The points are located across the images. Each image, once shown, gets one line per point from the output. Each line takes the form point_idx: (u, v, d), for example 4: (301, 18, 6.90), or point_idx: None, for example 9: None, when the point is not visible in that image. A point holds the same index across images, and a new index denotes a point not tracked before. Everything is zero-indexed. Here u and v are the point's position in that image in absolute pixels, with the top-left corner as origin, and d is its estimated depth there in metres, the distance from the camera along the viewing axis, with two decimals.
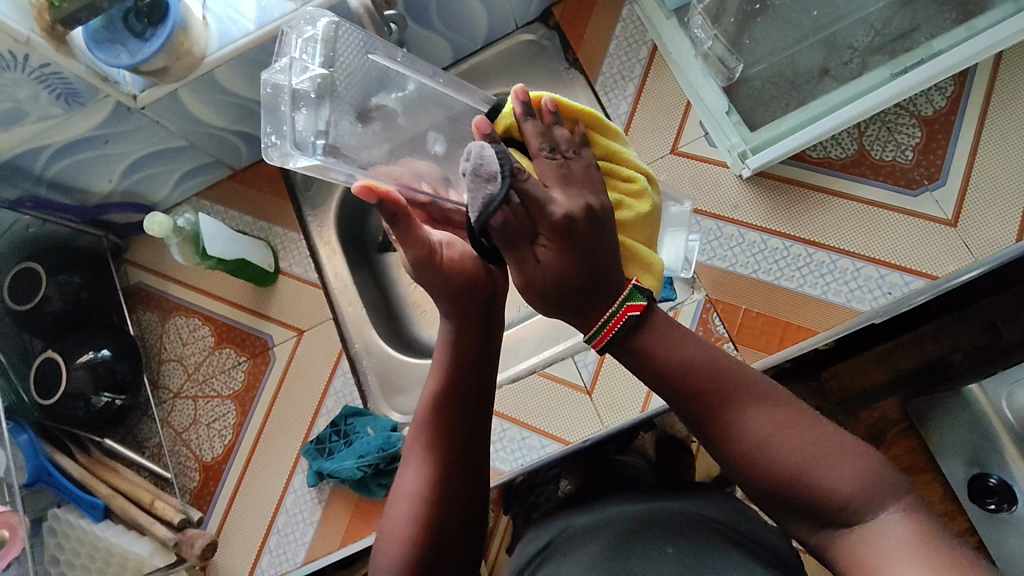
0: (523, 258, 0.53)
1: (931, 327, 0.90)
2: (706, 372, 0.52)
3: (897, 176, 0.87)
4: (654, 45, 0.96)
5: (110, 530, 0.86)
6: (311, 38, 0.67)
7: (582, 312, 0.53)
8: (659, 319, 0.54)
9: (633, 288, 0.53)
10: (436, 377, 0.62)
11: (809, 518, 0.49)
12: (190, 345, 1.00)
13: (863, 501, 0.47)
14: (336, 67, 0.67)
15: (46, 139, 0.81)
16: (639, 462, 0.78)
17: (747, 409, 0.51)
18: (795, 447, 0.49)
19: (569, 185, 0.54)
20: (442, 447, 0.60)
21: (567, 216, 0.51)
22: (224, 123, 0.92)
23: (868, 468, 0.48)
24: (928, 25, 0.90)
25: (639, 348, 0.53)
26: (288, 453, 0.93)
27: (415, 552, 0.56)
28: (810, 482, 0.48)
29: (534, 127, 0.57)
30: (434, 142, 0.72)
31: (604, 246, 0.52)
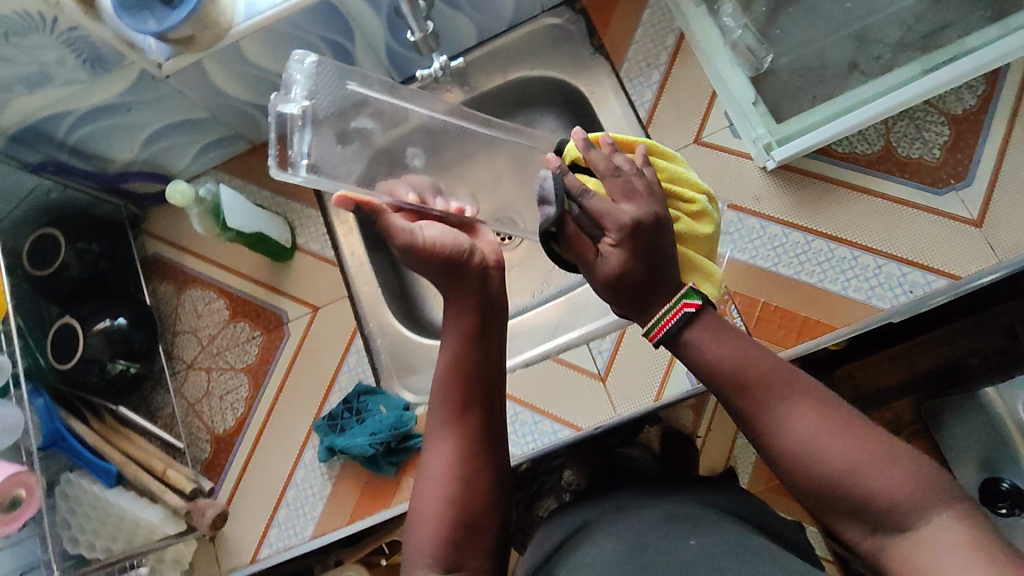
0: (586, 255, 0.61)
1: (949, 329, 0.84)
2: (756, 373, 0.55)
3: (923, 174, 0.86)
4: (681, 33, 0.95)
5: (122, 496, 0.86)
6: (292, 70, 0.66)
7: (643, 307, 0.59)
8: (714, 321, 0.58)
9: (690, 288, 0.58)
10: (452, 362, 0.65)
11: (857, 521, 0.50)
12: (205, 318, 1.00)
13: (913, 507, 0.48)
14: (320, 97, 0.67)
15: (72, 104, 0.81)
16: (644, 457, 0.79)
17: (795, 410, 0.53)
18: (844, 450, 0.50)
19: (638, 194, 0.60)
20: (465, 433, 0.62)
21: (635, 221, 0.58)
22: (247, 96, 0.92)
23: (919, 475, 0.49)
24: (961, 22, 0.89)
25: (695, 346, 0.56)
26: (299, 429, 0.93)
27: (449, 529, 0.58)
28: (858, 485, 0.49)
29: (598, 154, 0.62)
30: (412, 155, 0.77)
31: (663, 251, 0.59)
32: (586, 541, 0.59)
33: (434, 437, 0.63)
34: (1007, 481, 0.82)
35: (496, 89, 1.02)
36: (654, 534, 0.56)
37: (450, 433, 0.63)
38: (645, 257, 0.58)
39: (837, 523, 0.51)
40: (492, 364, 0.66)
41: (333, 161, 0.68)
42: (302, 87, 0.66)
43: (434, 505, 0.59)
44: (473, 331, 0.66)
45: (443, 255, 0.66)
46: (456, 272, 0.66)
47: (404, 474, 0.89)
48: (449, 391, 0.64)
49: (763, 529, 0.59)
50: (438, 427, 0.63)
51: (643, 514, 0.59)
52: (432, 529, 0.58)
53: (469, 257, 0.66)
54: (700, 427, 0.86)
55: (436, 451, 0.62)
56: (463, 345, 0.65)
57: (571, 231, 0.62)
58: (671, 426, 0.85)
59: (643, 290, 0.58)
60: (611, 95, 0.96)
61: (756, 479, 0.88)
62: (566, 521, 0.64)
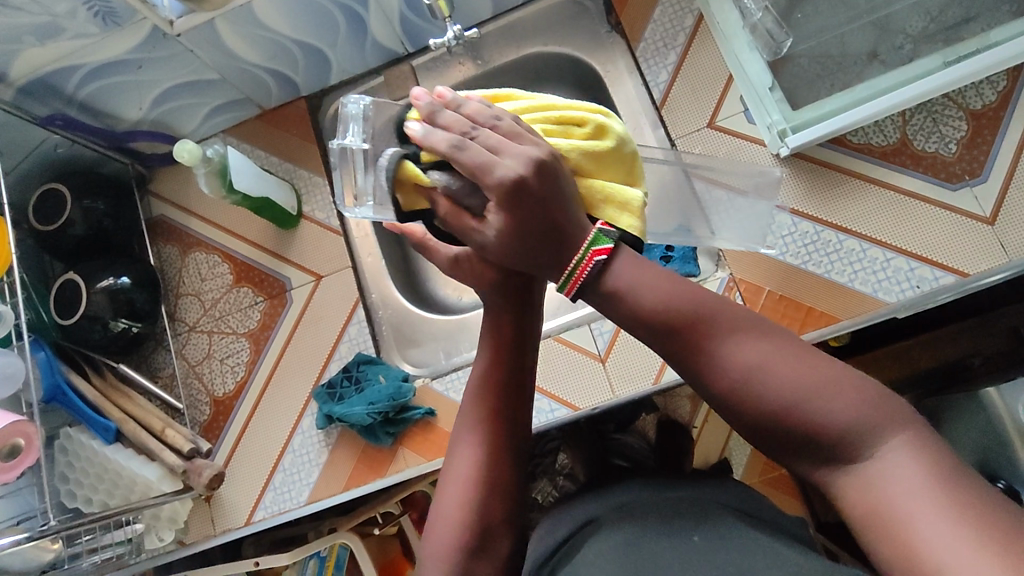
0: (469, 226, 0.58)
1: (954, 328, 0.89)
2: (685, 315, 0.51)
3: (938, 169, 0.84)
4: (700, 14, 0.93)
5: (120, 452, 0.87)
6: (349, 112, 0.68)
7: (553, 262, 0.55)
8: (632, 258, 0.54)
9: (598, 233, 0.54)
10: (484, 364, 0.65)
11: (811, 459, 0.49)
12: (209, 281, 1.00)
13: (862, 437, 0.47)
14: (376, 137, 0.68)
15: (82, 58, 0.80)
16: (639, 445, 0.92)
17: (728, 349, 0.50)
18: (781, 387, 0.48)
19: (507, 144, 0.54)
20: (485, 435, 0.62)
21: (518, 178, 0.52)
22: (258, 59, 0.91)
23: (860, 400, 0.47)
24: (986, 16, 0.87)
25: (618, 293, 0.53)
26: (298, 396, 0.94)
27: (469, 533, 0.58)
28: (799, 421, 0.48)
29: (448, 116, 0.56)
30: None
31: (552, 205, 0.54)
32: (589, 538, 0.59)
33: (456, 441, 0.63)
34: (1005, 483, 0.79)
35: (509, 64, 1.03)
36: (658, 529, 0.56)
37: (468, 435, 0.63)
38: (538, 211, 0.53)
39: (795, 465, 0.50)
40: (519, 371, 0.65)
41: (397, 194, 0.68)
42: (361, 126, 0.68)
43: (451, 511, 0.59)
44: (508, 336, 0.65)
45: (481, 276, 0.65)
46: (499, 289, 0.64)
47: (401, 445, 0.90)
48: (474, 398, 0.64)
49: (757, 517, 0.61)
50: (462, 430, 0.63)
51: (647, 508, 0.59)
52: (449, 534, 0.59)
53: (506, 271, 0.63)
54: (697, 418, 0.97)
55: (457, 456, 0.62)
56: (491, 353, 0.65)
57: (444, 205, 0.60)
58: (666, 415, 0.95)
59: (549, 242, 0.54)
60: (626, 75, 0.97)
61: (750, 472, 0.99)
62: (569, 516, 0.65)
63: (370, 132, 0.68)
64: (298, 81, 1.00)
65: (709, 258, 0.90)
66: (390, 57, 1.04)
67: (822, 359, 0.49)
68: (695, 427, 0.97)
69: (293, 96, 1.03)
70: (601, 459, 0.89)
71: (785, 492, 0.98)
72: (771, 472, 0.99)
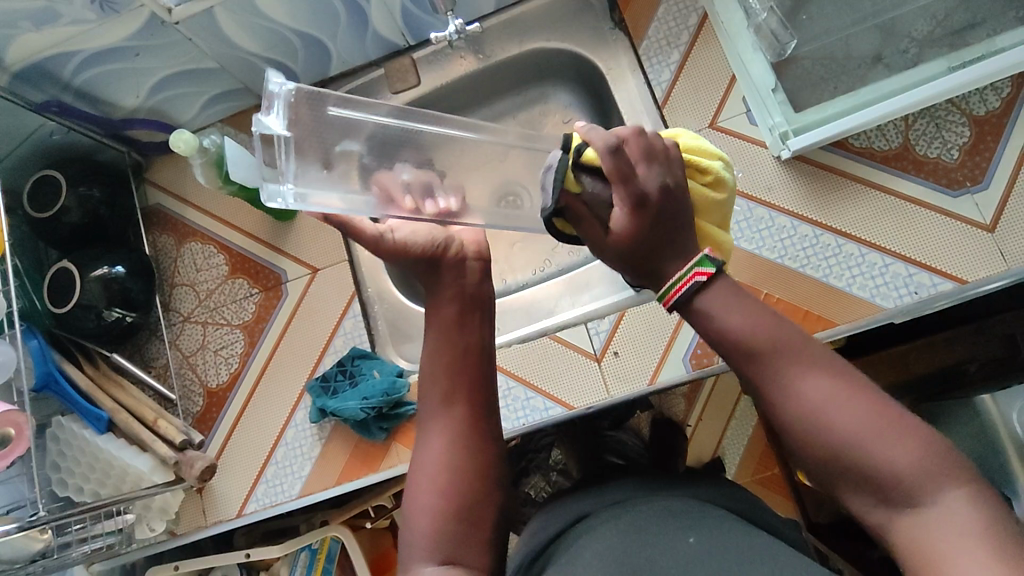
0: (599, 232, 0.58)
1: (949, 334, 0.90)
2: (766, 340, 0.53)
3: (939, 175, 0.84)
4: (705, 13, 0.93)
5: (112, 443, 0.86)
6: (270, 91, 0.61)
7: (652, 273, 0.56)
8: (729, 287, 0.55)
9: (703, 255, 0.55)
10: (436, 342, 0.67)
11: (859, 490, 0.50)
12: (204, 272, 0.99)
13: (924, 481, 0.47)
14: (299, 127, 0.62)
15: (78, 45, 0.79)
16: (632, 441, 0.91)
17: (803, 378, 0.51)
18: (850, 420, 0.49)
19: (655, 161, 0.56)
20: (455, 418, 0.63)
21: (648, 192, 0.55)
22: (257, 48, 0.90)
23: (925, 450, 0.48)
24: (993, 21, 0.86)
25: (707, 314, 0.54)
26: (292, 388, 0.94)
27: (448, 518, 0.58)
28: (860, 456, 0.49)
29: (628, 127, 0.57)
30: (406, 172, 0.68)
31: (673, 223, 0.56)
32: (580, 537, 0.58)
33: (429, 427, 0.63)
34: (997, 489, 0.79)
35: (510, 60, 1.02)
36: (650, 530, 0.55)
37: (439, 420, 0.63)
38: (656, 227, 0.55)
39: (840, 492, 0.51)
40: (472, 353, 0.67)
41: (320, 184, 0.64)
42: (283, 111, 0.61)
43: (429, 495, 0.59)
44: (455, 317, 0.68)
45: (415, 255, 0.69)
46: (432, 266, 0.69)
47: (394, 441, 0.90)
48: (434, 378, 0.65)
49: (748, 519, 0.62)
50: (430, 414, 0.64)
51: (641, 509, 0.59)
52: (430, 518, 0.58)
53: (444, 250, 0.69)
54: (691, 417, 0.98)
55: (433, 440, 0.62)
56: (445, 336, 0.67)
57: (588, 213, 0.59)
58: (662, 414, 0.96)
59: (656, 253, 0.56)
60: (629, 73, 0.96)
61: (743, 470, 1.01)
62: (563, 514, 0.65)
63: (292, 119, 0.62)
64: (297, 72, 0.99)
65: None
66: (390, 49, 1.03)
67: (894, 407, 0.50)
68: (689, 425, 0.98)
69: None
70: (594, 457, 0.88)
71: (778, 493, 1.00)
72: (764, 472, 1.01)
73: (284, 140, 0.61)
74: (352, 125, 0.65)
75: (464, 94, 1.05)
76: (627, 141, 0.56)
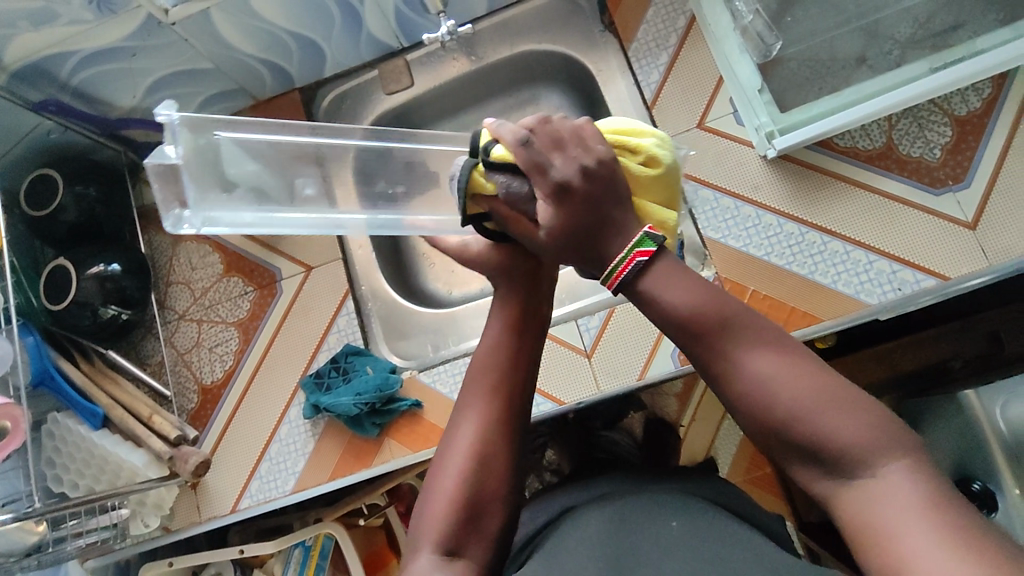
0: (525, 228, 0.62)
1: (935, 332, 0.92)
2: (712, 317, 0.52)
3: (922, 174, 0.85)
4: (692, 16, 0.94)
5: (107, 438, 0.87)
6: (162, 122, 0.57)
7: (595, 257, 0.56)
8: (671, 265, 0.54)
9: (644, 234, 0.54)
10: (497, 338, 0.66)
11: (807, 463, 0.50)
12: (200, 270, 1.00)
13: (867, 455, 0.47)
14: (194, 158, 0.60)
15: (76, 45, 0.80)
16: (625, 442, 0.91)
17: (751, 354, 0.51)
18: (795, 398, 0.49)
19: (565, 149, 0.57)
20: (492, 410, 0.62)
21: (565, 180, 0.56)
22: (254, 50, 0.92)
23: (867, 423, 0.48)
24: (973, 24, 0.88)
25: (652, 296, 0.54)
26: (287, 385, 0.94)
27: (461, 510, 0.58)
28: (807, 430, 0.49)
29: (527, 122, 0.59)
30: (309, 187, 0.70)
31: (599, 207, 0.56)
32: (565, 527, 0.59)
33: (459, 417, 0.63)
34: (980, 483, 0.80)
35: (502, 63, 1.04)
36: (636, 520, 0.56)
37: (470, 411, 0.62)
38: (586, 210, 0.56)
39: (790, 467, 0.51)
40: (524, 356, 0.66)
41: (230, 204, 0.63)
42: (181, 145, 0.59)
43: (450, 482, 0.59)
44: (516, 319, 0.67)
45: (490, 264, 0.70)
46: (504, 272, 0.69)
47: (387, 436, 0.90)
48: (483, 373, 0.64)
49: (731, 509, 0.63)
50: (467, 402, 0.63)
51: (625, 500, 0.60)
52: (446, 507, 0.58)
53: (523, 260, 0.69)
54: (684, 417, 0.97)
55: (461, 429, 0.62)
56: (503, 334, 0.66)
57: (508, 212, 0.62)
58: (654, 414, 0.95)
59: (594, 236, 0.56)
60: (618, 75, 0.98)
61: (736, 469, 1.01)
62: (550, 505, 0.66)
63: (191, 156, 0.60)
64: (292, 73, 1.01)
65: (695, 255, 0.90)
66: (384, 50, 1.04)
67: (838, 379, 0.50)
68: (683, 424, 0.98)
69: (286, 87, 1.04)
70: (585, 454, 0.89)
71: (768, 491, 1.00)
72: (756, 473, 1.01)
73: (184, 173, 0.59)
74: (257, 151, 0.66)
75: (458, 96, 1.07)
76: (536, 129, 0.58)
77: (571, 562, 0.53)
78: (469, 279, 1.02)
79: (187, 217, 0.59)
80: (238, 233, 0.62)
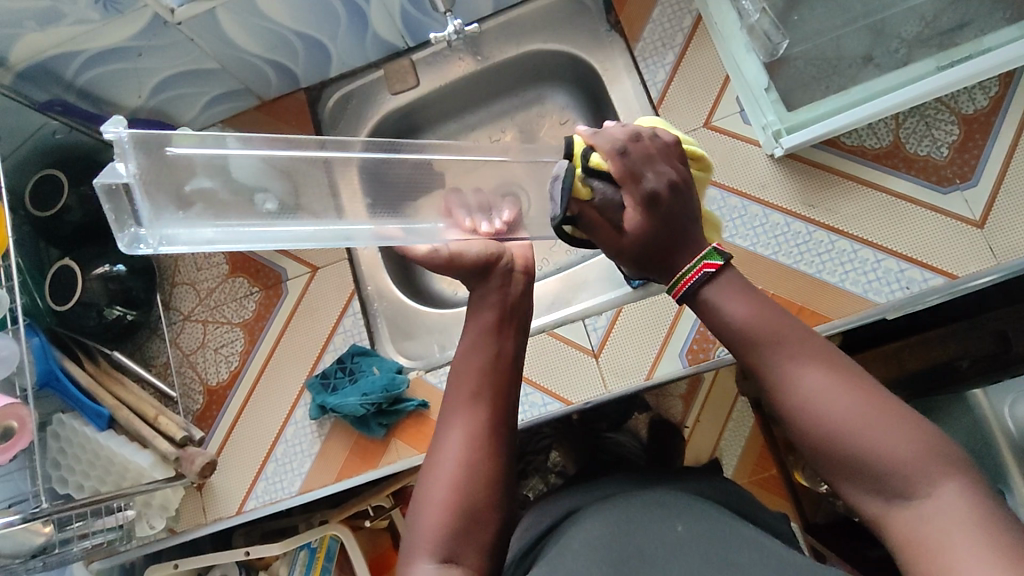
0: (611, 236, 0.58)
1: (942, 332, 0.90)
2: (767, 331, 0.54)
3: (930, 172, 0.85)
4: (699, 15, 0.94)
5: (113, 439, 0.86)
6: (109, 138, 0.48)
7: (662, 268, 0.57)
8: (736, 278, 0.56)
9: (711, 249, 0.56)
10: (474, 343, 0.66)
11: (859, 481, 0.49)
12: (205, 271, 1.00)
13: (918, 474, 0.47)
14: (153, 174, 0.51)
15: (83, 44, 0.80)
16: (630, 443, 0.88)
17: (806, 368, 0.52)
18: (848, 415, 0.49)
19: (654, 161, 0.57)
20: (479, 416, 0.62)
21: (656, 191, 0.56)
22: (259, 49, 0.92)
23: (922, 444, 0.48)
24: (980, 22, 0.88)
25: (714, 304, 0.55)
26: (293, 385, 0.94)
27: (454, 517, 0.57)
28: (858, 446, 0.49)
29: (620, 132, 0.59)
30: (271, 201, 0.58)
31: (682, 221, 0.56)
32: (570, 525, 0.59)
33: (446, 424, 0.62)
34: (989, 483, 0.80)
35: (508, 62, 1.04)
36: (643, 516, 0.56)
37: (458, 417, 0.62)
38: (670, 222, 0.56)
39: (841, 486, 0.51)
40: (504, 360, 0.65)
41: (196, 221, 0.53)
42: (135, 160, 0.49)
43: (442, 488, 0.58)
44: (493, 324, 0.67)
45: (467, 264, 0.68)
46: (481, 274, 0.68)
47: (393, 437, 0.90)
48: (464, 378, 0.64)
49: (738, 511, 0.63)
50: (452, 409, 0.63)
51: (631, 500, 0.60)
52: (437, 514, 0.57)
53: (496, 260, 0.68)
54: (689, 417, 0.95)
55: (449, 436, 0.61)
56: (482, 338, 0.66)
57: (596, 217, 0.59)
58: (659, 414, 0.93)
59: (674, 249, 0.56)
60: (624, 74, 0.98)
61: (741, 471, 1.00)
62: (556, 506, 0.65)
63: (149, 170, 0.50)
64: (297, 73, 1.01)
65: None
66: (389, 50, 1.04)
67: (896, 401, 0.50)
68: (688, 425, 0.95)
69: (291, 88, 1.04)
70: (592, 456, 0.86)
71: (775, 493, 0.99)
72: (761, 473, 1.00)
73: (139, 191, 0.49)
74: (228, 164, 0.55)
75: (462, 96, 1.07)
76: (628, 141, 0.58)
77: (575, 559, 0.53)
78: None
79: (144, 235, 0.51)
80: (199, 251, 0.53)
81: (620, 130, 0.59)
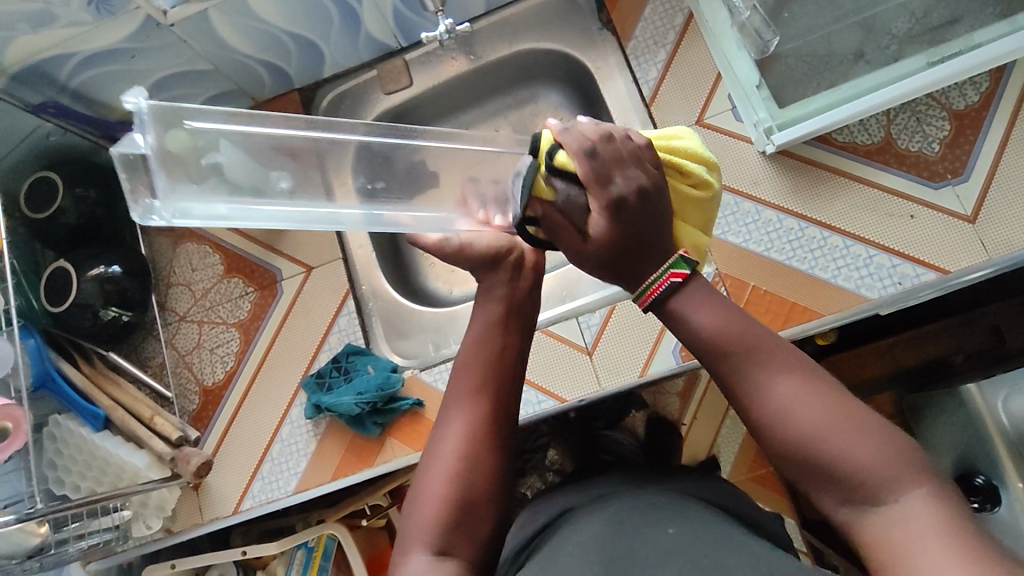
0: (572, 239, 0.60)
1: (934, 327, 0.91)
2: (735, 339, 0.54)
3: (921, 168, 0.86)
4: (690, 13, 0.95)
5: (109, 440, 0.87)
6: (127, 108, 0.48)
7: (629, 276, 0.58)
8: (703, 287, 0.57)
9: (678, 258, 0.57)
10: (473, 339, 0.67)
11: (827, 486, 0.50)
12: (200, 271, 1.01)
13: (883, 480, 0.48)
14: (171, 147, 0.50)
15: (76, 46, 0.80)
16: (626, 440, 0.89)
17: (774, 376, 0.52)
18: (815, 420, 0.50)
19: (624, 164, 0.58)
20: (479, 413, 0.62)
21: (621, 195, 0.57)
22: (252, 50, 0.92)
23: (886, 449, 0.48)
24: (970, 18, 0.89)
25: (681, 314, 0.56)
26: (288, 385, 0.94)
27: (449, 512, 0.57)
28: (826, 455, 0.49)
29: (591, 131, 0.59)
30: (280, 180, 0.57)
31: (648, 227, 0.57)
32: (567, 526, 0.59)
33: (446, 418, 0.63)
34: (983, 478, 0.80)
35: (501, 62, 1.04)
36: (635, 518, 0.57)
37: (458, 412, 0.62)
38: (635, 228, 0.57)
39: (811, 491, 0.51)
40: (509, 355, 0.66)
41: (212, 193, 0.53)
42: (152, 133, 0.49)
43: (437, 482, 0.58)
44: (497, 321, 0.68)
45: (476, 255, 0.70)
46: (491, 265, 0.70)
47: (388, 435, 0.91)
48: (465, 374, 0.65)
49: (730, 510, 0.63)
50: (450, 407, 0.63)
51: (622, 502, 0.60)
52: (434, 508, 0.57)
53: (507, 253, 0.70)
54: (686, 415, 0.96)
55: (446, 433, 0.61)
56: (488, 331, 0.67)
57: (558, 219, 0.61)
58: (656, 412, 0.94)
59: (640, 255, 0.57)
60: (616, 73, 0.98)
61: (738, 469, 1.00)
62: (549, 507, 0.65)
63: (166, 142, 0.50)
64: (291, 74, 1.01)
65: None
66: (383, 51, 1.04)
67: (860, 406, 0.51)
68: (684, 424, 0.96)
69: (285, 88, 1.04)
70: (590, 454, 0.86)
71: (772, 489, 1.00)
72: (760, 470, 1.00)
73: (155, 162, 0.49)
74: (220, 139, 0.53)
75: (456, 95, 1.08)
76: (599, 143, 0.58)
77: (571, 558, 0.54)
78: (469, 278, 1.02)
79: (158, 208, 0.50)
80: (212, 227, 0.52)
81: (590, 129, 0.60)
